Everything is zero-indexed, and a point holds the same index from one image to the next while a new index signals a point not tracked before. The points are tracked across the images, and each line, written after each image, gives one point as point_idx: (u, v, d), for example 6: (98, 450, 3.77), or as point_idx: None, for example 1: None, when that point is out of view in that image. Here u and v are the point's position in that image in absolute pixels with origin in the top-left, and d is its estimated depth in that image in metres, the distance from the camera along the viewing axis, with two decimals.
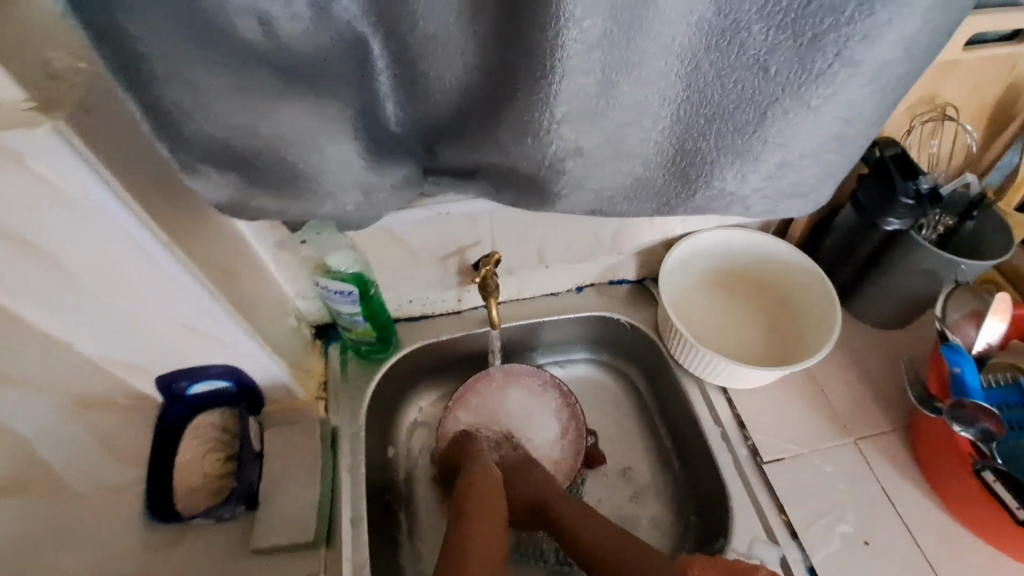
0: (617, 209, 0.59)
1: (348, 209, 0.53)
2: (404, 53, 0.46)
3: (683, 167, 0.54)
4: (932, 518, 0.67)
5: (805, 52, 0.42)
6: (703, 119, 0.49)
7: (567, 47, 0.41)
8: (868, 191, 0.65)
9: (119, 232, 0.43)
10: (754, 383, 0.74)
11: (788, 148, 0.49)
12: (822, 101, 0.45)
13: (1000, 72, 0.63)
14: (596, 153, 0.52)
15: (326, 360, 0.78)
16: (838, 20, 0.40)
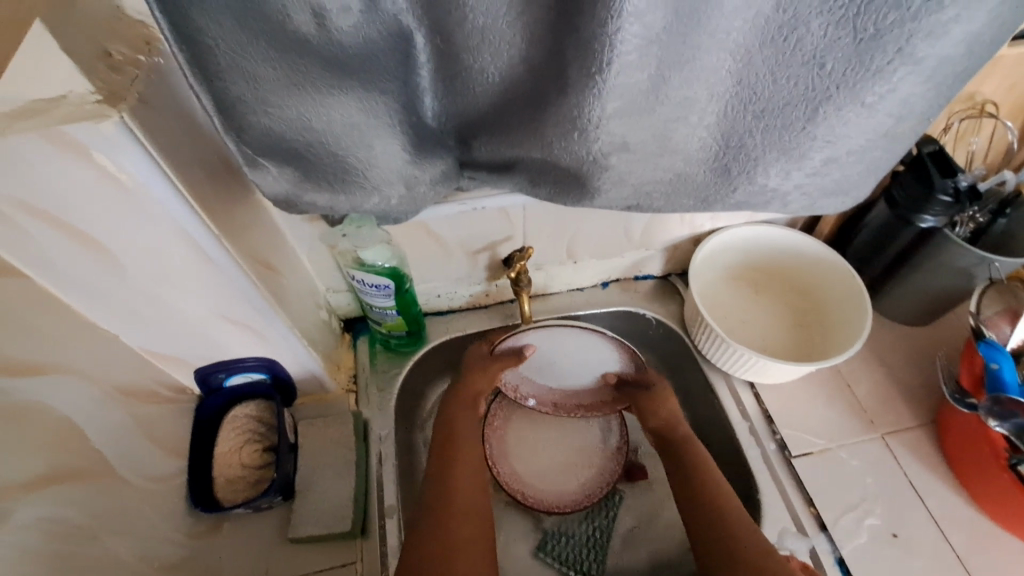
0: (653, 205, 0.59)
1: (391, 202, 0.54)
2: (450, 47, 0.46)
3: (725, 165, 0.54)
4: (962, 514, 0.67)
5: (861, 47, 0.42)
6: (751, 116, 0.49)
7: (625, 42, 0.41)
8: (908, 186, 0.66)
9: (173, 225, 0.44)
10: (783, 377, 0.74)
11: (833, 143, 0.50)
12: (872, 96, 0.45)
13: None
14: (641, 148, 0.52)
15: (355, 353, 0.78)
16: (898, 15, 0.40)
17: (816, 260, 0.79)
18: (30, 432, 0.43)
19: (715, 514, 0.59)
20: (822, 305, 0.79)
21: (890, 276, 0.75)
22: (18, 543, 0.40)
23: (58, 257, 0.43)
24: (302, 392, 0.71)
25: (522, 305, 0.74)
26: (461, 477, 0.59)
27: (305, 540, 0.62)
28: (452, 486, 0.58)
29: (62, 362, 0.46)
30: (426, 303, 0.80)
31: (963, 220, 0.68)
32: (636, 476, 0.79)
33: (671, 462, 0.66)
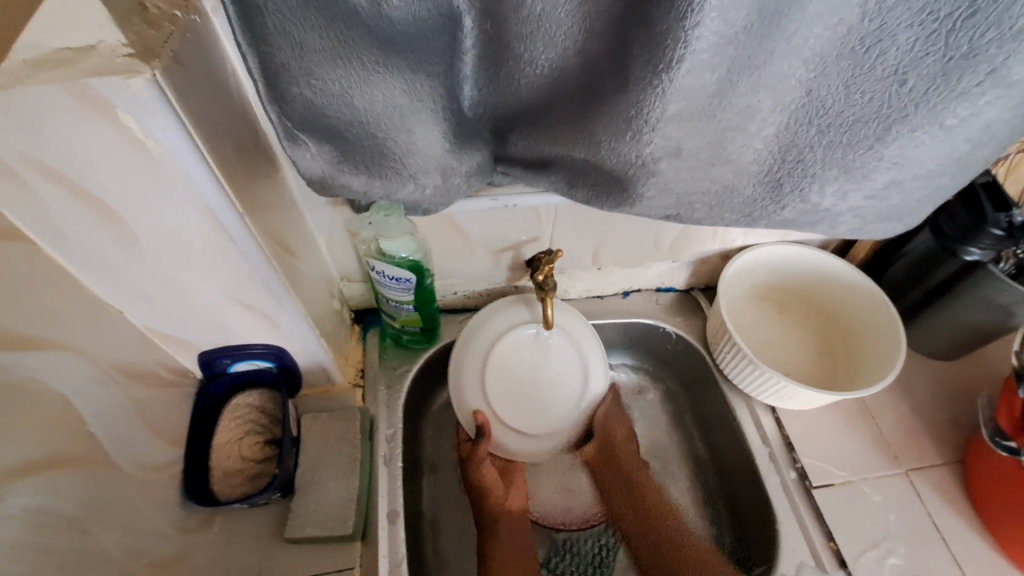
0: (694, 216, 0.56)
1: (426, 192, 0.51)
2: (507, 32, 0.42)
3: (779, 179, 0.51)
4: (986, 559, 0.64)
5: (952, 65, 0.40)
6: (815, 129, 0.46)
7: (701, 39, 0.38)
8: (959, 215, 0.63)
9: (197, 200, 0.41)
10: (809, 404, 0.71)
11: (899, 165, 0.47)
12: (951, 119, 0.43)
13: None
14: (694, 155, 0.49)
15: (364, 346, 0.75)
16: (1000, 33, 0.37)
17: (852, 290, 0.76)
18: (22, 413, 0.39)
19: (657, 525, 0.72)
20: (854, 338, 0.76)
21: (925, 307, 0.73)
22: (4, 536, 0.36)
23: (66, 223, 0.40)
24: (308, 383, 0.68)
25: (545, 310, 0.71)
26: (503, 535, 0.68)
27: (302, 541, 0.58)
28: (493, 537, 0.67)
29: (61, 338, 0.43)
30: (442, 299, 0.77)
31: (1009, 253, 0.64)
32: None
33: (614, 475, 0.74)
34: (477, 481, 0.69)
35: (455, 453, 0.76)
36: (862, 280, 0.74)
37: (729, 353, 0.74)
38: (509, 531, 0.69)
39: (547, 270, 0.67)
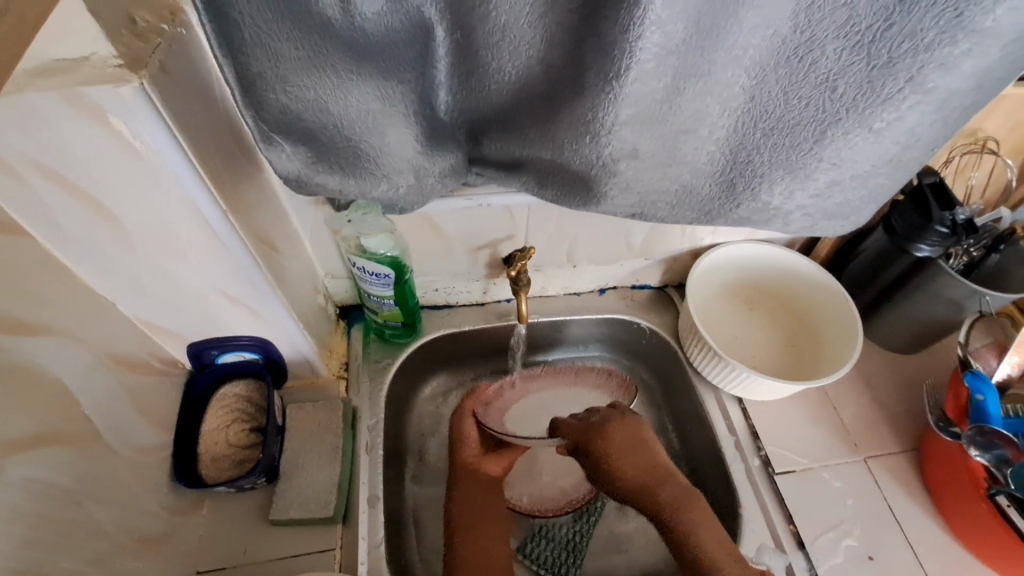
0: (656, 214, 0.60)
1: (400, 192, 0.54)
2: (471, 43, 0.46)
3: (731, 179, 0.54)
4: (938, 540, 0.68)
5: (875, 74, 0.43)
6: (760, 133, 0.50)
7: (645, 50, 0.42)
8: (907, 215, 0.67)
9: (184, 197, 0.44)
10: (772, 395, 0.75)
11: (838, 165, 0.50)
12: (881, 122, 0.46)
13: None
14: (650, 157, 0.52)
15: (349, 341, 0.78)
16: (914, 45, 0.41)
17: (816, 289, 0.80)
18: (23, 392, 0.43)
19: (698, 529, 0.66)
20: (818, 333, 0.80)
21: (884, 303, 0.76)
22: (6, 501, 0.40)
23: (61, 219, 0.43)
24: (293, 375, 0.71)
25: (520, 306, 0.75)
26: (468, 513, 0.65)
27: (285, 523, 0.61)
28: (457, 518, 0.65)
29: (59, 326, 0.46)
30: (424, 296, 0.81)
31: (956, 251, 0.69)
32: None
33: None
34: (459, 434, 0.72)
35: (436, 443, 0.79)
36: (824, 279, 0.78)
37: (698, 346, 0.77)
38: (474, 482, 0.68)
39: (520, 266, 0.71)
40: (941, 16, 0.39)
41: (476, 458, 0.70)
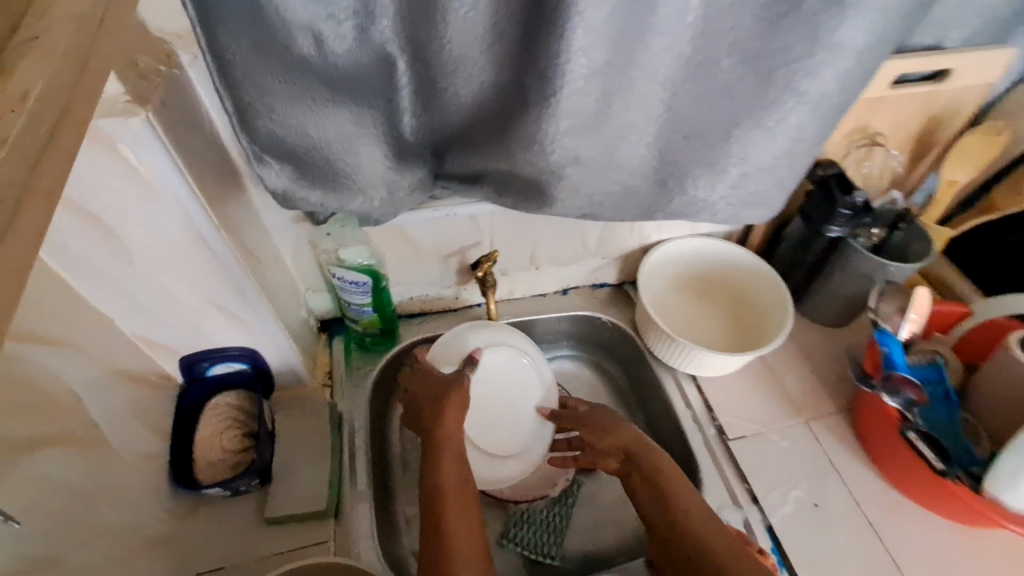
0: (604, 213, 0.68)
1: (374, 204, 0.61)
2: (431, 74, 0.54)
3: (662, 177, 0.63)
4: (875, 487, 0.76)
5: (762, 86, 0.54)
6: (680, 136, 0.59)
7: (575, 71, 0.50)
8: (816, 204, 0.77)
9: (181, 213, 0.50)
10: (720, 370, 0.83)
11: (744, 164, 0.61)
12: (774, 123, 0.56)
13: (922, 107, 0.75)
14: (593, 163, 0.61)
15: (331, 351, 0.83)
16: (788, 61, 0.51)
17: (751, 274, 0.89)
18: (36, 400, 0.46)
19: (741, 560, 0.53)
20: (755, 313, 0.89)
21: (812, 282, 0.86)
22: (26, 499, 0.43)
23: (69, 240, 0.48)
24: (280, 385, 0.75)
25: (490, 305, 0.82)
26: (449, 507, 0.58)
27: (280, 521, 0.65)
28: (437, 501, 0.58)
29: (63, 339, 0.50)
30: (400, 305, 0.87)
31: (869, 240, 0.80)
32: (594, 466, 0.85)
33: (643, 490, 0.63)
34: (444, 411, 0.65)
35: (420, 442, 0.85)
36: (757, 264, 0.88)
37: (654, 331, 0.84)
38: (456, 465, 0.61)
39: (487, 267, 0.79)
40: (805, 34, 0.49)
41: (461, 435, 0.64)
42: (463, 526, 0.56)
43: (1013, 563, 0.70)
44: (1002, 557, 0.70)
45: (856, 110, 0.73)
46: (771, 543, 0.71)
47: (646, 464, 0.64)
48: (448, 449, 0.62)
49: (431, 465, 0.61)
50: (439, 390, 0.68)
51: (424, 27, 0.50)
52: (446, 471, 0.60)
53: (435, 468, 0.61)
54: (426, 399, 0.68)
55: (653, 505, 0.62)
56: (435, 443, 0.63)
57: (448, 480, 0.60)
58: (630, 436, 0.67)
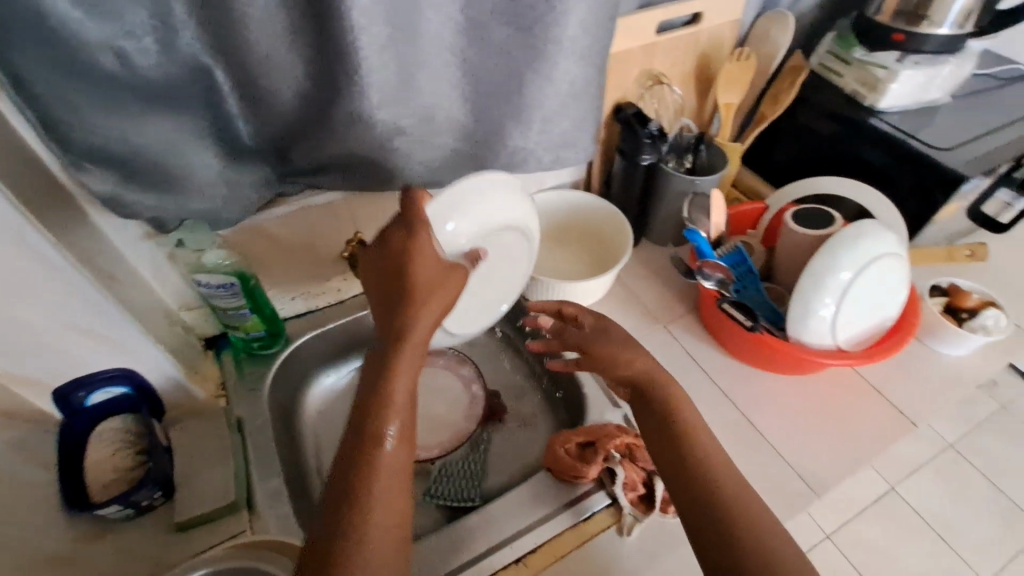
0: (444, 178, 0.76)
1: (218, 203, 0.66)
2: (246, 75, 0.59)
3: (480, 135, 0.73)
4: (727, 364, 0.89)
5: (528, 40, 0.64)
6: (481, 96, 0.69)
7: (366, 49, 0.58)
8: (625, 141, 0.90)
9: (11, 236, 0.52)
10: (583, 299, 0.94)
11: (545, 109, 0.72)
12: (551, 70, 0.68)
13: (689, 45, 0.90)
14: (415, 132, 0.69)
15: (219, 365, 0.86)
16: (541, 17, 0.62)
17: (593, 212, 1.01)
18: None
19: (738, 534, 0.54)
20: (605, 245, 1.02)
21: (645, 210, 1.00)
22: None
23: None
24: (170, 403, 0.76)
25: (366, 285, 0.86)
26: (388, 481, 0.52)
27: (193, 524, 0.68)
28: (367, 486, 0.51)
29: None
30: (283, 308, 0.91)
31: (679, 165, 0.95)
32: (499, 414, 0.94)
33: (653, 420, 0.66)
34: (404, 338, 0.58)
35: (329, 430, 0.89)
36: (594, 202, 1.00)
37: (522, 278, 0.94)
38: (405, 436, 0.55)
39: (352, 247, 0.82)
40: None
41: (418, 348, 0.59)
42: (388, 513, 0.50)
43: (841, 395, 0.85)
44: (831, 392, 0.85)
45: (637, 56, 0.86)
46: None
47: (661, 400, 0.66)
48: (398, 397, 0.56)
49: (370, 420, 0.54)
50: (398, 277, 0.59)
51: (226, 32, 0.55)
52: (392, 431, 0.54)
53: (367, 431, 0.53)
54: (379, 283, 0.61)
55: (651, 422, 0.66)
56: (381, 396, 0.55)
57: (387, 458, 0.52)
58: (643, 366, 0.69)
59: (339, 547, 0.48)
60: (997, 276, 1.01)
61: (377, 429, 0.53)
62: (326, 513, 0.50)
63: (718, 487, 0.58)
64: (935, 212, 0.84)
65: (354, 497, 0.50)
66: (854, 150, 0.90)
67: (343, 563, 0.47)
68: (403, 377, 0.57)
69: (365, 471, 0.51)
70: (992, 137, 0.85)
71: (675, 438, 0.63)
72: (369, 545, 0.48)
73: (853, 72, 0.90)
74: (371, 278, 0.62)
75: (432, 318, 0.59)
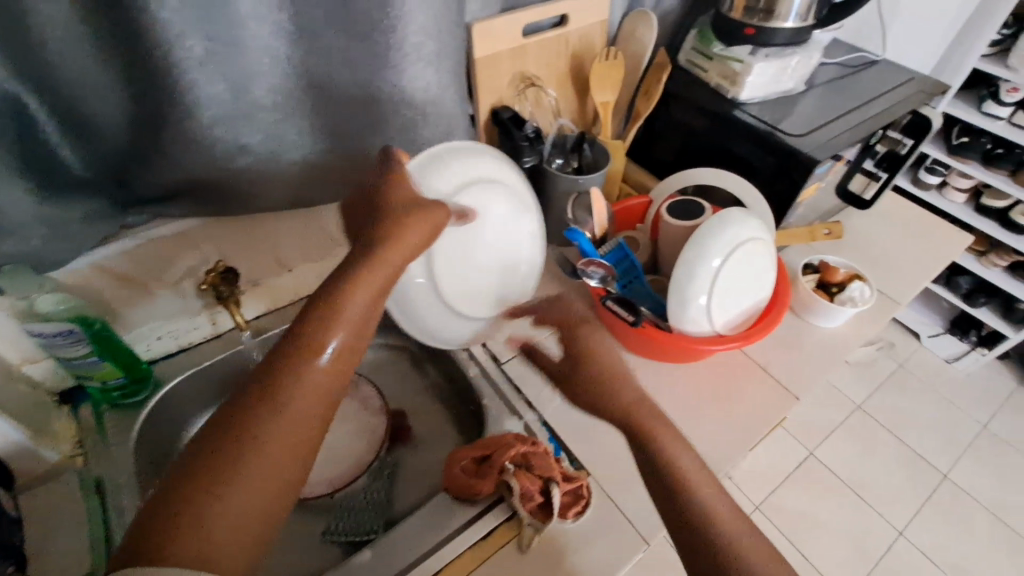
0: (310, 195, 0.73)
1: (42, 242, 0.61)
2: (59, 102, 0.56)
3: (340, 148, 0.70)
4: (623, 359, 0.90)
5: (372, 47, 0.62)
6: (333, 108, 0.66)
7: (187, 67, 0.54)
8: (503, 144, 0.88)
9: None
10: None
11: (407, 115, 0.69)
12: (404, 77, 0.65)
13: (558, 47, 0.90)
14: (264, 149, 0.65)
15: (77, 420, 0.76)
16: (383, 22, 0.60)
17: None
18: None
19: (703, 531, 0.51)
20: None
21: None
22: None
23: None
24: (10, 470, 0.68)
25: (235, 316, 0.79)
26: (280, 444, 0.42)
27: None
28: (261, 443, 0.42)
29: None
30: (150, 348, 0.81)
31: (564, 164, 0.95)
32: (405, 435, 0.91)
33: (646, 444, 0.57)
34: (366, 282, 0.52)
35: None
36: None
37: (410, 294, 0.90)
38: (325, 372, 0.47)
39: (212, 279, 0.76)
40: None
41: (382, 284, 0.54)
42: (276, 478, 0.41)
43: (730, 377, 0.88)
44: (720, 376, 0.88)
45: (506, 59, 0.85)
46: (548, 433, 0.80)
47: (634, 427, 0.59)
48: (342, 330, 0.49)
49: (307, 356, 0.46)
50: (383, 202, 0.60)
51: (25, 60, 0.52)
52: (313, 378, 0.46)
53: (289, 359, 0.46)
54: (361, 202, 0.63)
55: (682, 450, 0.56)
56: (326, 318, 0.49)
57: (296, 402, 0.44)
58: (632, 403, 0.61)
59: (186, 492, 0.39)
60: (864, 249, 1.09)
61: (303, 367, 0.46)
62: (206, 438, 0.42)
63: (715, 521, 0.51)
64: (798, 194, 0.88)
65: (229, 439, 0.41)
66: (723, 140, 0.94)
67: (170, 537, 0.37)
68: (345, 306, 0.50)
69: (263, 403, 0.43)
70: (841, 121, 0.91)
71: (668, 462, 0.55)
72: (212, 515, 0.38)
73: (716, 67, 0.94)
74: (361, 214, 0.61)
75: (396, 259, 0.55)
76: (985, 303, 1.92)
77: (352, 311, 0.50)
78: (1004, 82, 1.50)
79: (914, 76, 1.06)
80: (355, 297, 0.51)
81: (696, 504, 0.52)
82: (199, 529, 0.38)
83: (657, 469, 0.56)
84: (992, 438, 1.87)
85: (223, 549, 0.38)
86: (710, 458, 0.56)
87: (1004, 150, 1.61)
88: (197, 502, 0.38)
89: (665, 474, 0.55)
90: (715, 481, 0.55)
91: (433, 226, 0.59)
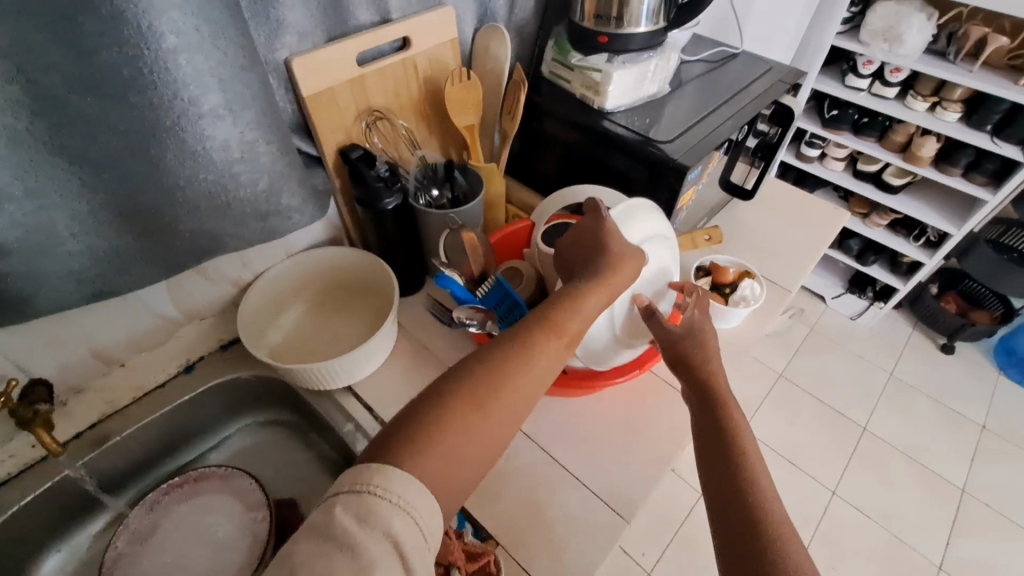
0: (117, 284, 0.61)
1: None
2: None
3: (140, 228, 0.59)
4: None
5: (146, 112, 0.51)
6: (115, 186, 0.54)
7: None
8: (356, 188, 0.78)
9: None
10: (357, 369, 0.82)
11: (213, 182, 0.60)
12: (200, 142, 0.56)
13: (403, 73, 0.82)
14: (28, 247, 0.52)
15: None
16: (150, 82, 0.50)
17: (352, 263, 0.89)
18: None
19: (751, 466, 0.56)
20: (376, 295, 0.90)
21: (414, 253, 0.89)
22: None
23: None
24: None
25: (41, 438, 0.69)
26: (520, 397, 0.55)
27: None
28: (503, 394, 0.53)
29: None
30: None
31: (438, 197, 0.87)
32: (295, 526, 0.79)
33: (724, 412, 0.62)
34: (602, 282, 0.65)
35: None
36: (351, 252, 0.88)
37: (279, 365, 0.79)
38: (552, 344, 0.59)
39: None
40: (145, 52, 0.48)
41: (622, 273, 0.67)
42: (477, 435, 0.51)
43: (636, 401, 0.84)
44: (626, 401, 0.84)
45: (343, 94, 0.75)
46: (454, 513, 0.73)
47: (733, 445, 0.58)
48: (574, 320, 0.61)
49: (553, 328, 0.59)
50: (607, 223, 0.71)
51: None
52: (543, 351, 0.58)
53: (530, 335, 0.58)
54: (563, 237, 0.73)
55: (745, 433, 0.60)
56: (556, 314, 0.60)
57: (541, 362, 0.57)
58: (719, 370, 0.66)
59: (406, 441, 0.48)
60: (752, 240, 1.09)
61: (547, 339, 0.58)
62: (422, 415, 0.50)
63: (766, 515, 0.52)
64: (676, 201, 0.85)
65: (478, 402, 0.52)
66: (597, 153, 0.89)
67: (423, 451, 0.47)
68: (579, 303, 0.62)
69: (492, 388, 0.53)
70: (709, 120, 0.89)
71: (725, 453, 0.58)
72: (445, 450, 0.48)
73: (578, 77, 0.90)
74: (567, 252, 0.71)
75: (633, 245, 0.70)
76: (875, 261, 2.04)
77: (602, 284, 0.65)
78: (859, 56, 1.58)
79: (773, 65, 1.06)
80: (596, 290, 0.64)
81: (742, 510, 0.53)
82: (426, 457, 0.47)
83: (720, 478, 0.56)
84: (899, 384, 1.99)
85: (452, 476, 0.48)
86: (716, 459, 0.58)
87: (869, 119, 1.70)
88: (431, 425, 0.49)
89: (716, 474, 0.57)
90: (755, 470, 0.56)
91: (632, 270, 0.68)
